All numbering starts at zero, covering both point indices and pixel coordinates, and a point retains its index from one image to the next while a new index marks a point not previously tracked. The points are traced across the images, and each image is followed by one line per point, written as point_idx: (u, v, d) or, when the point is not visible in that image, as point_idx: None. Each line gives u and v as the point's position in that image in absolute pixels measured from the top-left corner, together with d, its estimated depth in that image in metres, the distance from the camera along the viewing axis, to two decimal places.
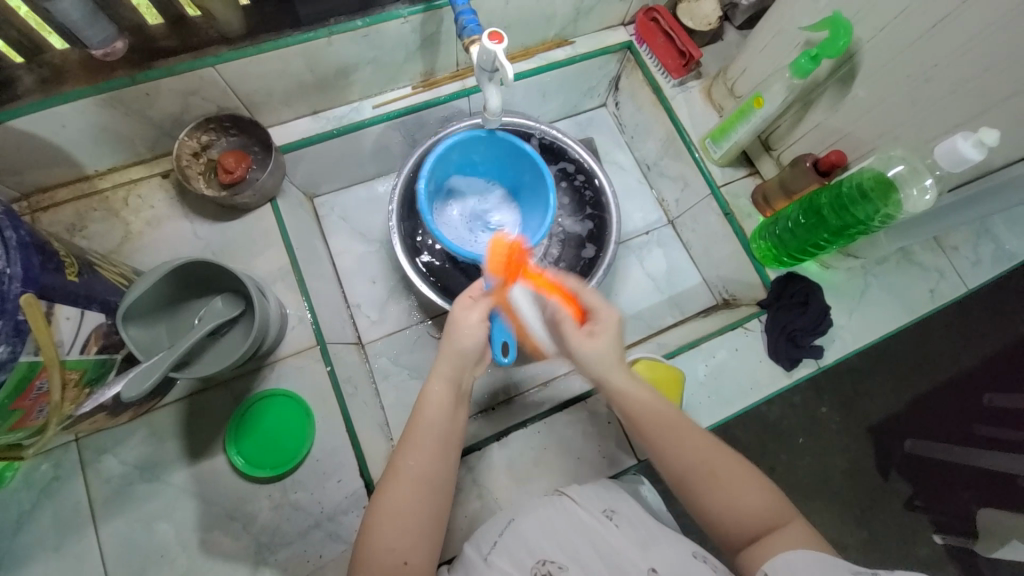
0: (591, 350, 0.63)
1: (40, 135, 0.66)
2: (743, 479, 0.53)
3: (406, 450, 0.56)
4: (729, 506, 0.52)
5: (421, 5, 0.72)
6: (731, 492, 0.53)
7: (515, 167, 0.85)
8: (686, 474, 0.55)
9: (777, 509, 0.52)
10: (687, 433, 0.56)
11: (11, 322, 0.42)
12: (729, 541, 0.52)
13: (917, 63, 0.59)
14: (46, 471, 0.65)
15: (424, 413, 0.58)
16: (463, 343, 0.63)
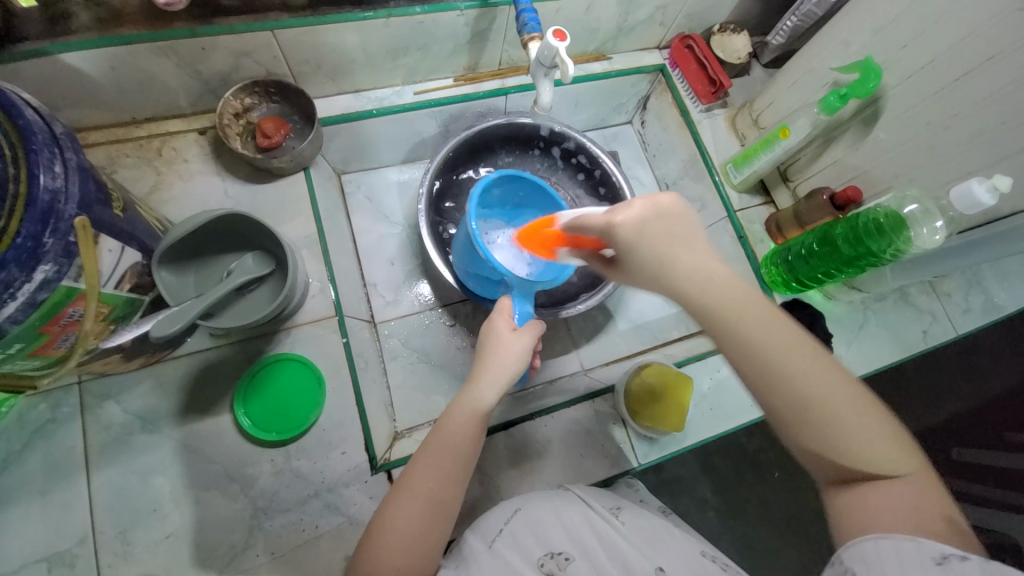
0: (634, 226, 0.46)
1: (87, 73, 0.66)
2: (857, 412, 0.42)
3: (422, 464, 0.54)
4: (839, 434, 0.42)
5: (478, 0, 0.74)
6: (844, 431, 0.42)
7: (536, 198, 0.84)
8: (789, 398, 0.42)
9: (889, 456, 0.41)
10: (800, 358, 0.43)
11: (62, 242, 0.42)
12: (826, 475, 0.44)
13: (939, 112, 0.64)
14: (43, 411, 0.63)
15: (447, 431, 0.56)
16: (498, 360, 0.61)
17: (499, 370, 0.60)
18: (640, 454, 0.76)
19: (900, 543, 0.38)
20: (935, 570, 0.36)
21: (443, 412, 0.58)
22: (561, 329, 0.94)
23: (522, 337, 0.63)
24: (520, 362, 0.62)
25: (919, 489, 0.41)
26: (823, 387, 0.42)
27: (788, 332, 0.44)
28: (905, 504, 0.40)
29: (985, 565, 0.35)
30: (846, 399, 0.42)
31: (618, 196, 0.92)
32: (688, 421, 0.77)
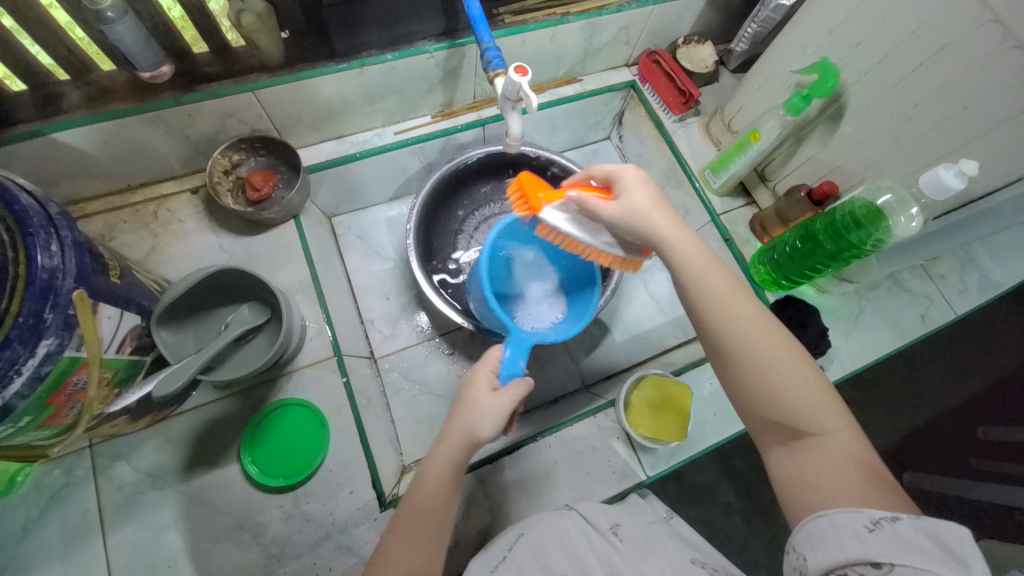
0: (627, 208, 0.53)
1: (82, 148, 0.69)
2: (794, 372, 0.47)
3: (397, 535, 0.54)
4: (778, 393, 0.46)
5: (446, 42, 0.78)
6: (777, 385, 0.47)
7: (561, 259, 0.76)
8: (726, 354, 0.49)
9: (823, 417, 0.46)
10: (746, 320, 0.48)
11: (62, 315, 0.44)
12: (762, 435, 0.48)
13: (900, 103, 0.66)
14: (58, 477, 0.65)
15: (420, 499, 0.55)
16: (466, 424, 0.58)
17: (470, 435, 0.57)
18: (647, 466, 0.75)
19: (836, 517, 0.40)
20: (870, 538, 0.38)
21: (413, 478, 0.58)
22: (559, 347, 0.95)
23: (500, 398, 0.58)
24: (495, 426, 0.58)
25: (849, 446, 0.45)
26: (766, 349, 0.48)
27: (740, 300, 0.49)
28: (835, 461, 0.44)
29: (914, 522, 0.37)
30: (789, 358, 0.48)
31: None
32: (692, 429, 0.77)
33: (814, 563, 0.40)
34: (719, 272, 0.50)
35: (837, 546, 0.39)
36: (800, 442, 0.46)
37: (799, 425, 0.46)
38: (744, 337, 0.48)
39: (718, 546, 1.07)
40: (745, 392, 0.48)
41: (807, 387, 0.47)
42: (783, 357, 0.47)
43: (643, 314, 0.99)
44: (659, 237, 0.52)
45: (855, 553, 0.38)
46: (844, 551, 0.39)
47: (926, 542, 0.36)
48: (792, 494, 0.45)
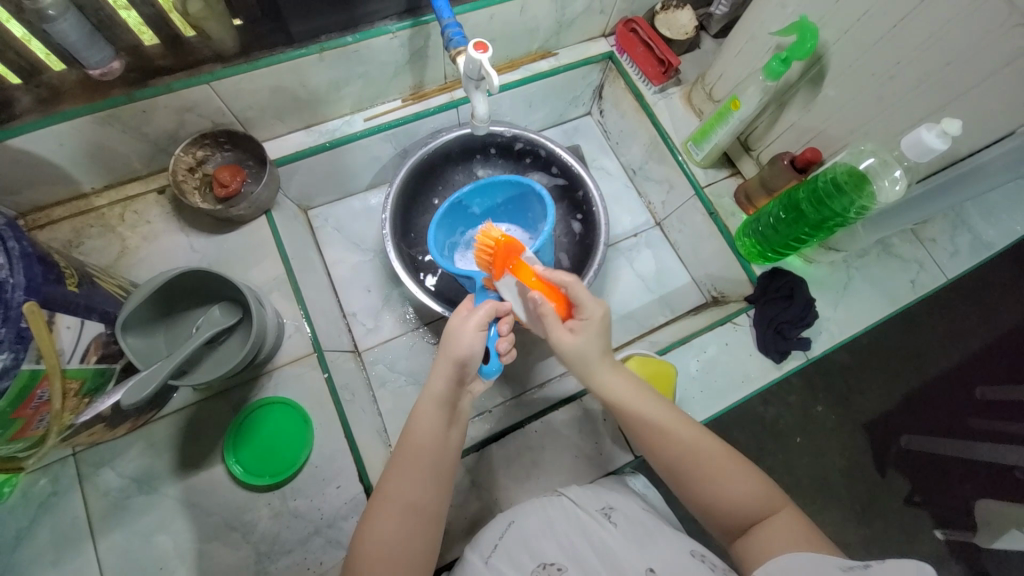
0: (573, 348, 0.60)
1: (37, 153, 0.67)
2: (724, 468, 0.54)
3: (396, 471, 0.55)
4: (717, 495, 0.54)
5: (409, 20, 0.75)
6: (721, 485, 0.54)
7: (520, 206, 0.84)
8: (677, 470, 0.56)
9: (762, 499, 0.53)
10: (676, 440, 0.56)
11: (14, 329, 0.43)
12: (725, 533, 0.54)
13: (882, 62, 0.63)
14: (44, 486, 0.65)
15: (416, 439, 0.57)
16: (457, 347, 0.59)
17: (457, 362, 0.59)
18: (636, 445, 0.75)
19: (812, 557, 0.45)
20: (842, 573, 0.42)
21: (408, 419, 0.59)
22: None
23: (472, 321, 0.60)
24: (476, 347, 0.59)
25: (795, 521, 0.51)
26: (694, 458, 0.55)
27: (673, 418, 0.58)
28: (782, 536, 0.50)
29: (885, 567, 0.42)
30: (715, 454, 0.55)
31: (580, 187, 0.90)
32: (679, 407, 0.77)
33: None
34: (657, 405, 0.59)
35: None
36: (755, 529, 0.52)
37: (750, 518, 0.52)
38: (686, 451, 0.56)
39: None
40: (694, 497, 0.55)
41: (745, 481, 0.54)
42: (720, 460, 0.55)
43: (630, 293, 0.98)
44: (599, 381, 0.61)
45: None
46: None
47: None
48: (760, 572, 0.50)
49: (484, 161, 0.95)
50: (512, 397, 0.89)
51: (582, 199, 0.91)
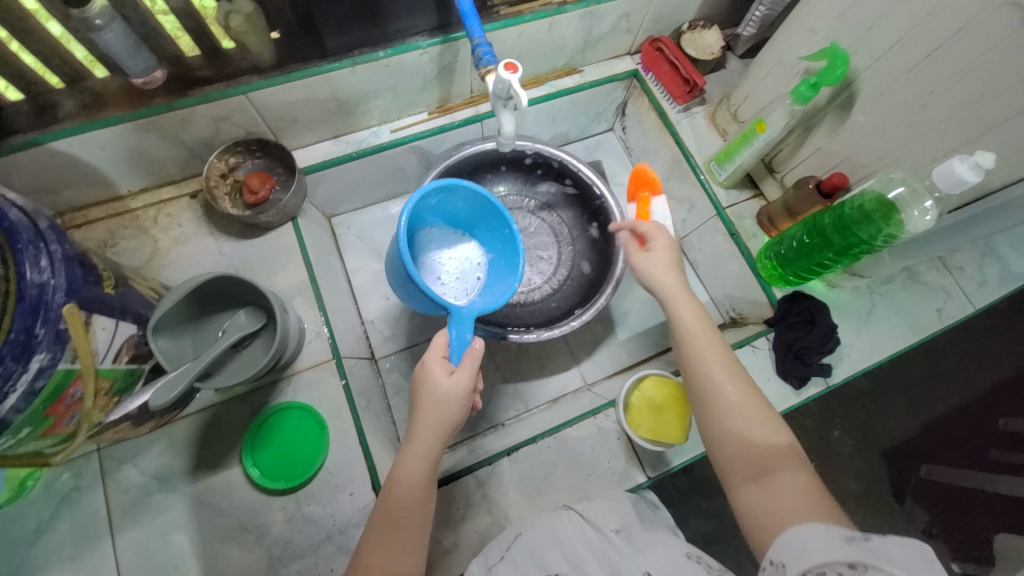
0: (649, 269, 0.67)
1: (78, 156, 0.70)
2: (758, 416, 0.55)
3: (377, 539, 0.54)
4: (736, 434, 0.54)
5: (440, 37, 0.76)
6: (744, 425, 0.54)
7: (481, 220, 0.75)
8: (704, 401, 0.58)
9: (784, 457, 0.52)
10: (721, 372, 0.58)
11: (53, 330, 0.44)
12: (733, 473, 0.53)
13: (915, 90, 0.62)
14: (68, 480, 0.67)
15: (398, 501, 0.56)
16: (442, 410, 0.59)
17: (444, 421, 0.59)
18: (649, 466, 0.74)
19: (814, 529, 0.42)
20: (845, 545, 0.39)
21: (387, 479, 0.58)
22: (561, 346, 0.94)
23: (459, 383, 0.59)
24: (462, 406, 0.60)
25: (812, 485, 0.49)
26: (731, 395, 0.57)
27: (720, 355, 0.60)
28: (793, 492, 0.48)
29: (892, 538, 0.38)
30: (751, 402, 0.56)
31: (600, 201, 0.91)
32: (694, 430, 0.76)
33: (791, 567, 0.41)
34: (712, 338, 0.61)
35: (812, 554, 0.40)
36: (766, 477, 0.51)
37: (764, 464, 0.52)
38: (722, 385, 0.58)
39: (727, 542, 1.06)
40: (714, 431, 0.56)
41: (769, 430, 0.54)
42: (751, 406, 0.56)
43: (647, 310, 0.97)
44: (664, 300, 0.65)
45: (829, 557, 0.39)
46: (820, 556, 0.40)
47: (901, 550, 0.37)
48: (756, 521, 0.49)
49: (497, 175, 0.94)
50: (525, 411, 0.89)
51: (601, 212, 0.91)
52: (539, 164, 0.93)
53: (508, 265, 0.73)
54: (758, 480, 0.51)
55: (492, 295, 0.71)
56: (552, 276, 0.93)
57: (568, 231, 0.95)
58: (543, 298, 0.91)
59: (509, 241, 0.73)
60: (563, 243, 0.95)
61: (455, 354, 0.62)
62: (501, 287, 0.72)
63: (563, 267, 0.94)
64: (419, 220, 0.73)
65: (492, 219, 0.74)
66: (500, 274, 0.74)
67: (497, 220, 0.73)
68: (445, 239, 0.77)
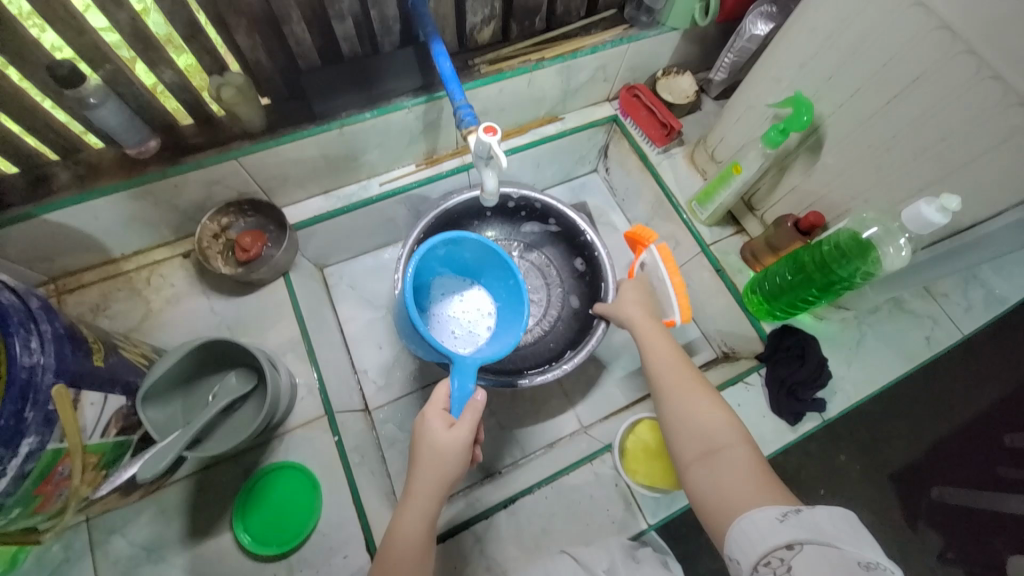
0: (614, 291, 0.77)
1: (73, 225, 0.71)
2: (705, 400, 0.59)
3: None
4: (685, 415, 0.58)
5: (424, 96, 0.79)
6: (694, 410, 0.58)
7: (488, 269, 0.77)
8: (658, 391, 0.62)
9: (728, 433, 0.55)
10: (674, 364, 0.64)
11: (42, 412, 0.44)
12: (685, 454, 0.56)
13: (878, 134, 0.65)
14: (54, 554, 0.65)
15: (393, 564, 0.54)
16: (440, 465, 0.58)
17: (441, 478, 0.58)
18: (648, 513, 0.72)
19: (752, 515, 0.46)
20: (781, 526, 0.43)
21: (384, 538, 0.57)
22: (555, 389, 0.94)
23: (456, 435, 0.59)
24: (460, 460, 0.59)
25: (755, 459, 0.52)
26: (678, 383, 0.61)
27: (672, 351, 0.66)
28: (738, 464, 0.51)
29: (815, 509, 0.43)
30: (698, 389, 0.60)
31: (585, 240, 0.92)
32: None
33: (743, 561, 0.44)
34: (670, 342, 0.68)
35: (758, 540, 0.44)
36: (712, 455, 0.54)
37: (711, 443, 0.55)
38: (675, 376, 0.62)
39: None
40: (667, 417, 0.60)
41: (717, 415, 0.57)
42: (703, 395, 0.60)
43: None
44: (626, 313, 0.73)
45: (771, 543, 0.43)
46: (764, 544, 0.43)
47: (825, 522, 0.42)
48: (704, 498, 0.51)
49: (482, 224, 0.97)
50: (522, 459, 0.88)
51: (587, 252, 0.92)
52: (523, 207, 0.95)
53: (513, 314, 0.74)
54: (704, 456, 0.54)
55: (496, 343, 0.71)
56: (543, 319, 0.94)
57: (556, 271, 0.97)
58: (535, 342, 0.92)
59: (515, 291, 0.73)
60: (552, 285, 0.97)
61: (457, 406, 0.63)
62: (503, 337, 0.72)
63: (553, 309, 0.95)
64: (429, 269, 0.76)
65: (499, 270, 0.76)
66: (507, 323, 0.74)
67: (502, 271, 0.75)
68: (454, 289, 0.80)
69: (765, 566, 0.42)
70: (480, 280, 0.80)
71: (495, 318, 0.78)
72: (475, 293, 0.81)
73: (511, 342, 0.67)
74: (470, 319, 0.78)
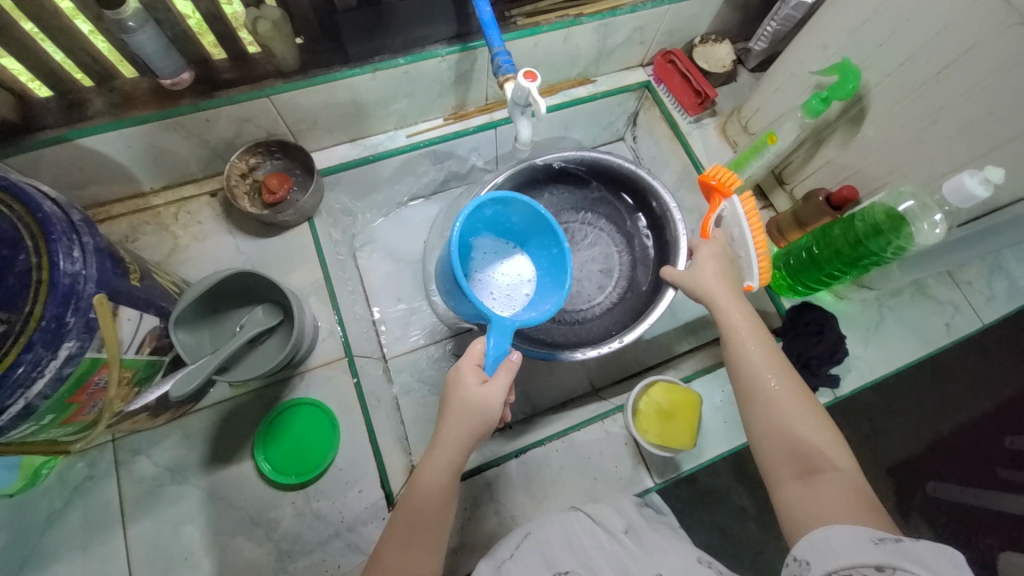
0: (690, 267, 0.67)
1: (105, 153, 0.72)
2: (804, 412, 0.54)
3: (396, 541, 0.55)
4: (781, 428, 0.53)
5: (459, 45, 0.78)
6: (792, 422, 0.53)
7: (534, 234, 0.75)
8: (750, 395, 0.56)
9: (828, 453, 0.51)
10: (769, 367, 0.57)
11: (83, 319, 0.45)
12: (774, 467, 0.52)
13: (925, 106, 0.63)
14: (81, 469, 0.67)
15: (418, 506, 0.57)
16: (471, 420, 0.58)
17: (470, 431, 0.59)
18: (656, 472, 0.75)
19: (844, 529, 0.41)
20: (874, 548, 0.38)
21: (411, 476, 0.59)
22: None
23: (490, 392, 0.59)
24: (492, 417, 0.59)
25: (856, 484, 0.49)
26: (775, 390, 0.55)
27: (766, 350, 0.59)
28: (841, 489, 0.48)
29: (924, 543, 0.37)
30: (795, 396, 0.55)
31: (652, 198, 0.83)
32: (701, 436, 0.77)
33: (816, 565, 0.40)
34: (762, 335, 0.60)
35: (841, 555, 0.40)
36: (811, 475, 0.50)
37: (810, 461, 0.51)
38: (772, 379, 0.56)
39: (729, 553, 1.06)
40: (756, 426, 0.55)
41: (815, 430, 0.53)
42: (803, 405, 0.54)
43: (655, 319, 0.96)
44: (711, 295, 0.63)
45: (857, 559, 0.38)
46: (849, 557, 0.39)
47: (929, 554, 0.35)
48: (796, 519, 0.48)
49: (544, 190, 0.88)
50: (532, 415, 0.89)
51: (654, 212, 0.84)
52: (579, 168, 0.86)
53: (554, 283, 0.73)
54: (801, 474, 0.50)
55: (535, 310, 0.72)
56: (612, 288, 0.87)
57: (621, 237, 0.89)
58: (597, 317, 0.86)
59: (559, 259, 0.73)
60: (621, 252, 0.89)
61: (491, 364, 0.62)
62: (545, 305, 0.71)
63: (623, 277, 0.87)
64: (476, 231, 0.74)
65: (544, 236, 0.74)
66: (547, 292, 0.74)
67: (548, 238, 0.73)
68: (499, 253, 0.79)
69: None
70: (524, 246, 0.79)
71: (535, 285, 0.77)
72: (518, 258, 0.79)
73: (549, 309, 0.68)
74: (513, 284, 0.77)
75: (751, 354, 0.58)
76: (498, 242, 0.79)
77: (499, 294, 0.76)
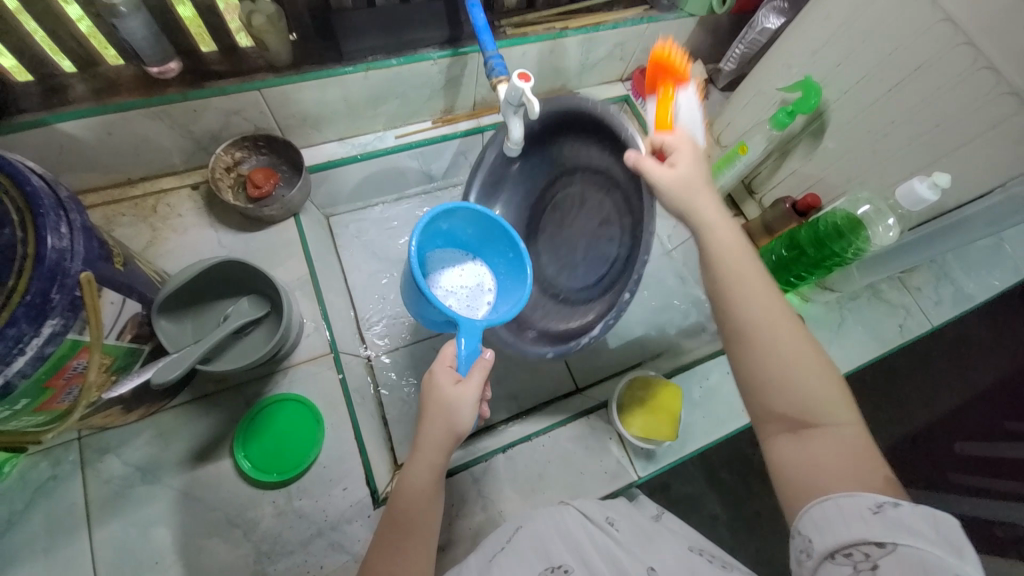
0: (677, 179, 0.55)
1: (83, 140, 0.70)
2: (809, 363, 0.48)
3: (382, 552, 0.54)
4: (781, 380, 0.47)
5: (450, 50, 0.80)
6: (789, 370, 0.47)
7: (488, 244, 0.79)
8: (744, 341, 0.49)
9: (831, 409, 0.46)
10: (771, 312, 0.49)
11: (68, 297, 0.44)
12: (767, 418, 0.48)
13: (880, 120, 0.70)
14: (44, 470, 0.63)
15: (403, 511, 0.56)
16: (449, 421, 0.58)
17: (448, 431, 0.58)
18: (639, 465, 0.77)
19: (840, 500, 0.40)
20: (872, 518, 0.38)
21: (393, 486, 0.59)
22: None
23: (463, 392, 0.58)
24: (471, 412, 0.59)
25: (858, 442, 0.45)
26: (778, 339, 0.48)
27: (766, 292, 0.50)
28: (842, 450, 0.44)
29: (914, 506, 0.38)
30: (801, 345, 0.48)
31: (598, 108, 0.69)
32: (682, 429, 0.80)
33: (817, 543, 0.40)
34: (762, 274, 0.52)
35: (844, 529, 0.39)
36: (806, 430, 0.46)
37: (805, 415, 0.46)
38: (772, 323, 0.49)
39: None
40: (750, 378, 0.49)
41: (819, 383, 0.47)
42: (803, 351, 0.48)
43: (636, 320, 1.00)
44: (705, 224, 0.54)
45: (857, 533, 0.38)
46: (849, 533, 0.39)
47: (926, 526, 0.36)
48: (787, 480, 0.45)
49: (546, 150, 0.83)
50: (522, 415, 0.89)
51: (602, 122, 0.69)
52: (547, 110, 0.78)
53: (516, 284, 0.75)
54: (795, 431, 0.46)
55: (498, 313, 0.73)
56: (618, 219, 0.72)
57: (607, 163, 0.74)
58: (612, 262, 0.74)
59: (516, 262, 0.75)
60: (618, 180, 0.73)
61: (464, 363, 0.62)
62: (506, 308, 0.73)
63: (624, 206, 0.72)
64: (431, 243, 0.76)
65: (498, 243, 0.77)
66: (509, 293, 0.76)
67: (502, 243, 0.76)
68: (455, 260, 0.80)
69: (846, 557, 0.38)
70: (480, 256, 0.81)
71: (496, 290, 0.79)
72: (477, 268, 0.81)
73: (514, 309, 0.68)
74: (476, 291, 0.78)
75: (753, 295, 0.50)
76: (454, 252, 0.80)
77: (461, 302, 0.76)
